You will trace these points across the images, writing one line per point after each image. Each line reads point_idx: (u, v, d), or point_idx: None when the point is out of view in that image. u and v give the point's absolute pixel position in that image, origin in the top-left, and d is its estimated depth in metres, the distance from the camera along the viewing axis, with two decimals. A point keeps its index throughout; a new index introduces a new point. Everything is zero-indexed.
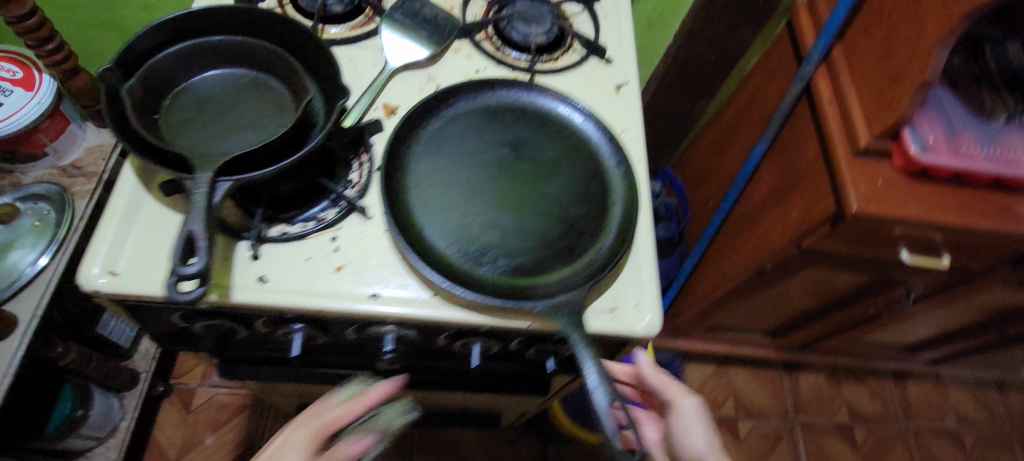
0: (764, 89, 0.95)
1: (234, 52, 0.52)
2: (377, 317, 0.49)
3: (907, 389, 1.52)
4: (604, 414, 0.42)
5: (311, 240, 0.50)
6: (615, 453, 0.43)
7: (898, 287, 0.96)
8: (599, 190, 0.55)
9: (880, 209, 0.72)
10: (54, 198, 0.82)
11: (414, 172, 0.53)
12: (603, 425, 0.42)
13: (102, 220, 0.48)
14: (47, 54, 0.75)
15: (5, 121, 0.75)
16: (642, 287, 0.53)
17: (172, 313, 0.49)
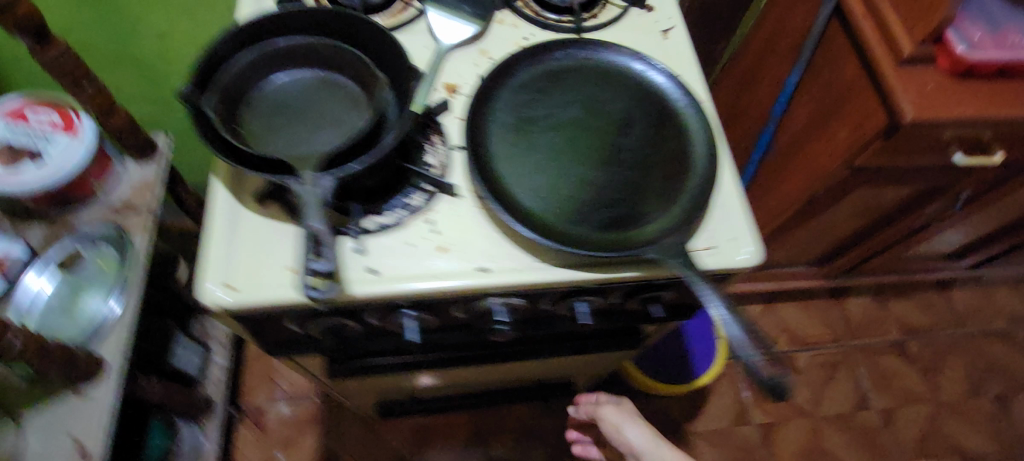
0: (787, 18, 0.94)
1: (299, 53, 0.52)
2: (489, 289, 0.50)
3: (952, 297, 1.54)
4: (741, 343, 0.43)
5: (409, 225, 0.51)
6: (759, 380, 0.44)
7: (948, 193, 0.97)
8: (675, 132, 0.55)
9: (935, 114, 0.72)
10: (113, 238, 0.82)
11: (495, 144, 0.54)
12: (742, 354, 0.43)
13: (207, 238, 0.49)
14: (84, 94, 0.75)
15: (57, 170, 0.76)
16: (735, 221, 0.54)
17: (289, 319, 0.50)
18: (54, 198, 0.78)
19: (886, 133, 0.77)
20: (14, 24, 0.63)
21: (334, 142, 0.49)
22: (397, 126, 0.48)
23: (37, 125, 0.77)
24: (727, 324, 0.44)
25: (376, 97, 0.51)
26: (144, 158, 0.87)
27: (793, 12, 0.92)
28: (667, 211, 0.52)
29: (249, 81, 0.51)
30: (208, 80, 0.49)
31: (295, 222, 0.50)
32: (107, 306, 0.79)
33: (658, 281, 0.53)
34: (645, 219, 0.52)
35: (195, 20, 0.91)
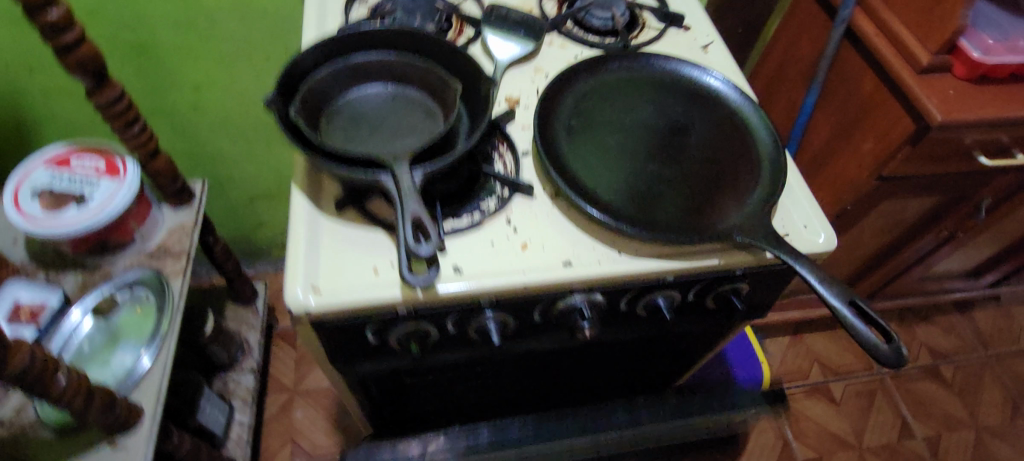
0: (795, 47, 0.99)
1: (375, 71, 0.55)
2: (576, 282, 0.49)
3: (974, 319, 1.54)
4: (843, 310, 0.43)
5: (488, 225, 0.51)
6: (871, 348, 0.42)
7: (971, 202, 1.00)
8: (737, 130, 0.57)
9: (960, 115, 0.75)
10: (151, 283, 0.80)
11: (565, 147, 0.55)
12: (847, 323, 0.43)
13: (289, 244, 0.48)
14: (132, 136, 0.76)
15: (99, 211, 0.74)
16: (806, 209, 0.55)
17: (368, 327, 0.49)
18: (93, 241, 0.77)
19: (914, 138, 0.80)
20: (77, 65, 0.65)
21: (415, 142, 0.49)
22: (477, 127, 0.50)
23: (81, 171, 0.78)
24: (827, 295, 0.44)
25: (450, 103, 0.52)
26: (179, 204, 0.87)
27: (801, 41, 0.98)
28: (743, 199, 0.52)
29: (328, 96, 0.53)
30: (291, 94, 0.51)
31: (376, 227, 0.50)
32: (139, 359, 0.75)
33: (735, 273, 0.53)
34: (723, 207, 0.52)
35: (232, 72, 0.94)
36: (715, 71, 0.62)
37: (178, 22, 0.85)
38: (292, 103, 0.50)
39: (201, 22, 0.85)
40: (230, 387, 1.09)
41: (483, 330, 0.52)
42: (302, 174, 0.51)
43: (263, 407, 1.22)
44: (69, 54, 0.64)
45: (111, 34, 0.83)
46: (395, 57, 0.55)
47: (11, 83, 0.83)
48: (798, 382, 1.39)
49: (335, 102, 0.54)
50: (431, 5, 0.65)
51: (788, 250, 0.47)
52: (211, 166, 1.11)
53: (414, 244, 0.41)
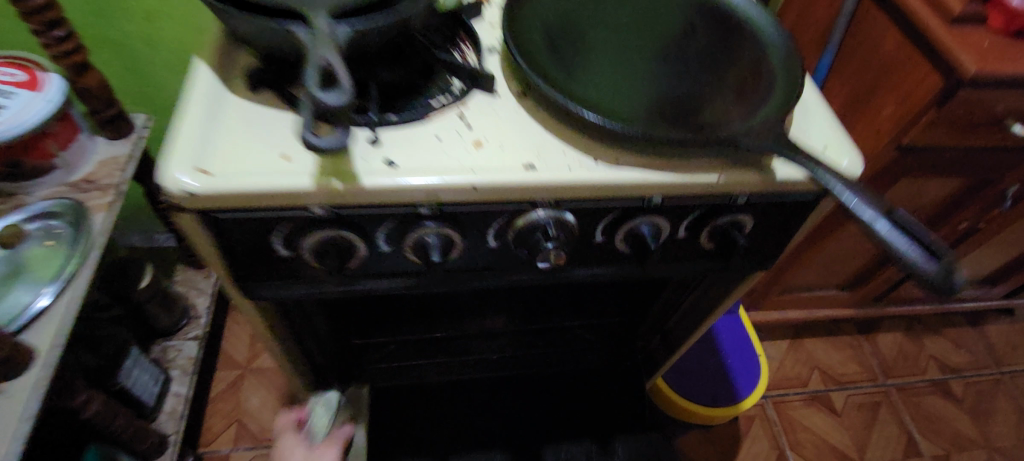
0: (807, 11, 0.91)
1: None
2: (541, 189, 0.39)
3: (987, 333, 1.44)
4: (880, 224, 0.34)
5: (436, 119, 0.41)
6: (918, 270, 0.33)
7: (997, 187, 0.90)
8: (745, 38, 0.48)
9: (997, 68, 0.66)
10: (67, 213, 0.71)
11: (540, 39, 0.46)
12: (887, 239, 0.34)
13: (178, 118, 0.38)
14: (56, 43, 0.67)
15: (8, 122, 0.64)
16: (825, 129, 0.45)
17: (274, 230, 0.39)
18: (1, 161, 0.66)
19: (943, 97, 0.71)
20: None
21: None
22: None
23: None
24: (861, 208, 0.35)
25: None
26: (116, 135, 0.77)
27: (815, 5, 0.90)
28: (752, 108, 0.43)
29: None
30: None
31: (298, 112, 0.40)
32: (37, 298, 0.63)
33: (738, 199, 0.43)
34: (727, 114, 0.42)
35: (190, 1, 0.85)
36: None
37: None
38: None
39: None
40: (169, 356, 0.98)
41: (423, 250, 0.41)
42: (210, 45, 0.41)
43: (209, 384, 1.10)
44: None
45: None
46: None
47: None
48: (797, 389, 1.28)
49: None
50: None
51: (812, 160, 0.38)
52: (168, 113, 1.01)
53: (316, 87, 0.31)
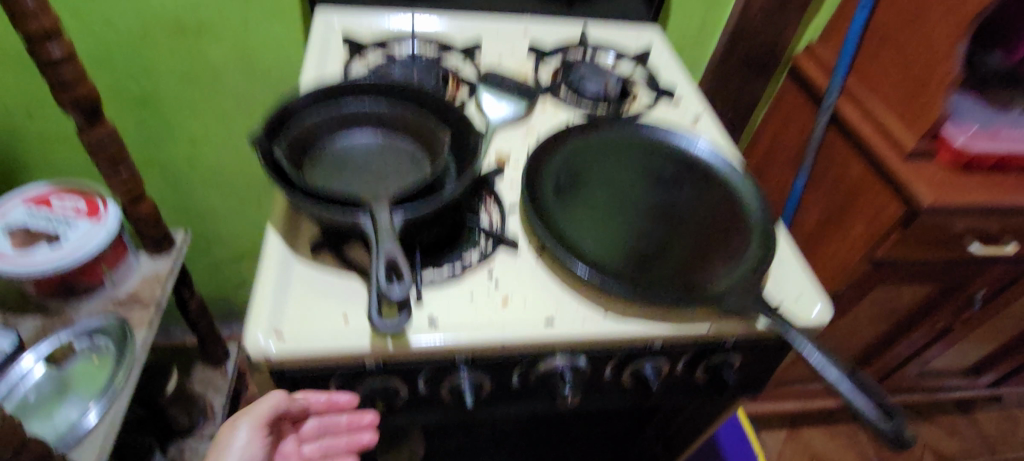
0: (781, 134, 1.03)
1: (364, 116, 0.54)
2: (558, 342, 0.46)
3: (978, 421, 1.48)
4: (843, 385, 0.41)
5: (469, 278, 0.49)
6: (882, 430, 0.40)
7: (963, 294, 0.98)
8: (726, 196, 0.57)
9: (950, 199, 0.76)
10: (113, 331, 0.76)
11: (551, 198, 0.54)
12: (856, 405, 0.40)
13: (256, 285, 0.45)
14: (119, 178, 0.74)
15: (72, 253, 0.72)
16: (798, 279, 0.53)
17: (334, 378, 0.45)
18: (59, 282, 0.74)
19: (905, 220, 0.80)
20: (70, 102, 0.65)
21: (393, 186, 0.49)
22: (461, 176, 0.49)
23: (60, 210, 0.75)
24: (826, 368, 0.42)
25: (437, 151, 0.52)
26: (158, 252, 0.84)
27: (788, 128, 1.01)
28: (735, 263, 0.51)
29: (315, 137, 0.53)
30: (274, 133, 0.50)
31: (353, 274, 0.47)
32: (85, 414, 0.69)
33: (727, 343, 0.50)
34: (713, 269, 0.50)
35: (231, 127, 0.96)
36: (703, 140, 0.63)
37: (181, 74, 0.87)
38: (274, 141, 0.49)
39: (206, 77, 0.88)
40: (186, 457, 1.00)
41: (457, 391, 0.48)
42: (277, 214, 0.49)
43: None
44: (64, 91, 0.64)
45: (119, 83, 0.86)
46: (387, 107, 0.55)
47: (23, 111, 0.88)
48: None
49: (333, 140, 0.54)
50: (429, 67, 0.69)
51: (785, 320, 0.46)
52: (198, 219, 1.10)
53: (386, 285, 0.38)
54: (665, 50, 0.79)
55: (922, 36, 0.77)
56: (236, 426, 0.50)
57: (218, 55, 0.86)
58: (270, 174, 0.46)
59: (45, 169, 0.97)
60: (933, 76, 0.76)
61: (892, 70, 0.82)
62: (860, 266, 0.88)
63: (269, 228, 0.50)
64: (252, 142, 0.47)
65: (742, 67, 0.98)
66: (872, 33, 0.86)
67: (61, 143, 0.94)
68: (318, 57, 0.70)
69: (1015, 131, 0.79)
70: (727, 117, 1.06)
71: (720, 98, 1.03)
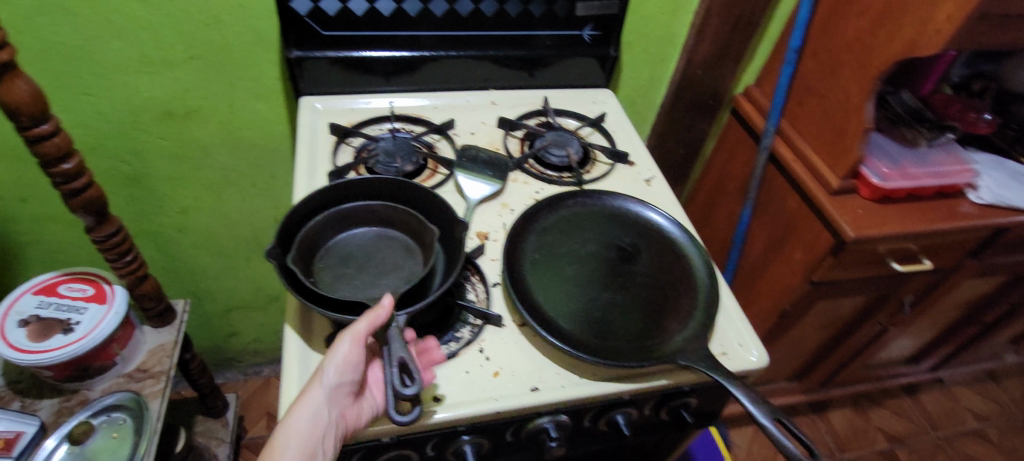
0: (728, 167, 1.14)
1: (360, 214, 0.63)
2: (542, 406, 0.55)
3: (922, 400, 1.63)
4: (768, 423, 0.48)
5: (463, 355, 0.57)
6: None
7: (894, 300, 1.11)
8: (676, 257, 0.66)
9: (871, 229, 0.87)
10: (129, 405, 0.82)
11: (526, 277, 0.62)
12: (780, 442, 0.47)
13: (283, 381, 0.53)
14: (123, 265, 0.79)
15: (84, 337, 0.77)
16: (740, 328, 0.63)
17: (354, 455, 0.53)
18: (74, 366, 0.79)
19: (835, 248, 0.92)
20: (81, 206, 0.70)
21: (394, 285, 0.57)
22: (450, 270, 0.57)
23: (69, 297, 0.81)
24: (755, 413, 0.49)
25: (427, 245, 0.60)
26: (161, 324, 0.89)
27: (733, 162, 1.12)
28: (685, 323, 0.60)
29: (319, 238, 0.61)
30: (285, 242, 0.58)
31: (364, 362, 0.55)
32: None
33: (684, 389, 0.60)
34: (668, 330, 0.59)
35: (220, 196, 1.01)
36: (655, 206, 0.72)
37: (172, 154, 0.92)
38: (286, 250, 0.57)
39: (194, 155, 0.93)
40: None
41: (460, 452, 0.57)
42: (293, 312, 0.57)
43: None
44: (75, 197, 0.69)
45: (109, 168, 0.91)
46: (378, 202, 0.63)
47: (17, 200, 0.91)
48: None
49: (334, 237, 0.62)
50: (409, 148, 0.76)
51: (722, 371, 0.53)
52: (190, 279, 1.14)
53: (399, 385, 0.46)
54: (619, 112, 0.91)
55: (839, 88, 0.89)
56: (337, 340, 0.50)
57: (208, 135, 0.91)
58: (288, 286, 0.53)
59: (39, 246, 1.00)
60: (850, 124, 0.87)
61: (817, 115, 0.94)
62: (802, 287, 1.00)
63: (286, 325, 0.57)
64: (267, 256, 0.53)
65: (689, 111, 1.08)
66: (799, 81, 0.97)
67: (55, 222, 0.97)
68: (307, 145, 0.77)
69: (921, 168, 0.91)
70: (679, 153, 1.16)
71: (672, 138, 1.13)
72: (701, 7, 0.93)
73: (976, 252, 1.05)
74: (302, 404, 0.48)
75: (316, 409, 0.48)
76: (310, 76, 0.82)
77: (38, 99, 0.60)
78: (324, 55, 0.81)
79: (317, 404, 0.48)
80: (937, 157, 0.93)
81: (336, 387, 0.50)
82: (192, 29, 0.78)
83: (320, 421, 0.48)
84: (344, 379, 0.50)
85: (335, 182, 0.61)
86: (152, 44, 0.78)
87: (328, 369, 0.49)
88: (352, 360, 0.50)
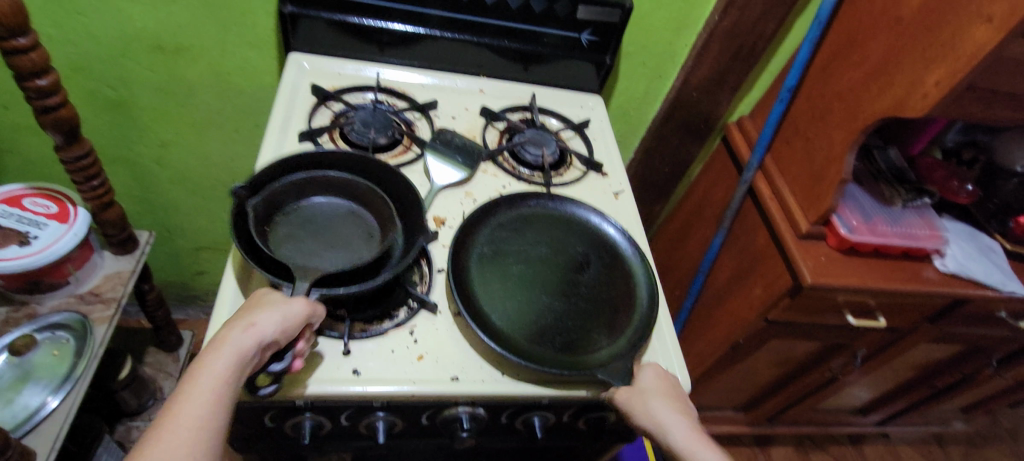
0: (710, 193, 1.14)
1: (340, 185, 0.63)
2: (459, 396, 0.56)
3: (864, 451, 1.65)
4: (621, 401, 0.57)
5: (392, 334, 0.58)
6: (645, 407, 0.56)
7: (847, 351, 1.12)
8: (624, 275, 0.67)
9: (829, 278, 0.88)
10: (75, 327, 0.83)
11: (471, 268, 0.63)
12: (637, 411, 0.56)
13: (208, 328, 0.54)
14: (90, 189, 0.80)
15: (39, 252, 0.78)
16: (670, 354, 0.63)
17: (266, 413, 0.54)
18: (26, 279, 0.80)
19: (792, 290, 0.92)
20: (51, 124, 0.70)
21: (336, 264, 0.57)
22: (399, 262, 0.57)
23: (31, 211, 0.81)
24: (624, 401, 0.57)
25: (388, 234, 0.60)
26: (122, 252, 0.90)
27: (715, 189, 1.13)
28: (616, 341, 0.61)
29: (292, 194, 0.62)
30: (260, 186, 0.59)
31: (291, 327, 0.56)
32: (46, 402, 0.76)
33: (605, 403, 0.61)
34: (598, 344, 0.60)
35: (201, 136, 1.01)
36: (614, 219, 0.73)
37: (158, 86, 0.92)
38: (256, 193, 0.58)
39: (180, 92, 0.93)
40: (132, 436, 1.07)
41: (372, 427, 0.58)
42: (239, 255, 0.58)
43: None
44: (46, 114, 0.70)
45: (93, 90, 0.91)
46: (359, 177, 0.63)
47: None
48: None
49: (305, 198, 0.63)
50: (386, 122, 0.76)
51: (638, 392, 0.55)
52: (161, 213, 1.15)
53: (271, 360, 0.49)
54: (604, 121, 0.92)
55: (824, 135, 0.89)
56: (289, 298, 0.49)
57: (196, 74, 0.91)
58: (233, 230, 0.54)
59: (16, 155, 1.00)
60: (828, 172, 0.88)
61: (800, 157, 0.94)
62: (756, 323, 1.01)
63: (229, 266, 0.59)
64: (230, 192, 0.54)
65: (680, 131, 1.08)
66: (789, 121, 0.97)
67: (34, 134, 0.97)
68: (286, 101, 0.77)
69: (891, 227, 0.91)
70: (664, 171, 1.16)
71: (659, 155, 1.13)
72: (706, 30, 0.93)
73: (934, 318, 1.06)
74: (235, 345, 0.45)
75: (246, 355, 0.46)
76: (303, 33, 0.82)
77: (19, 12, 0.61)
78: (319, 15, 0.81)
79: (249, 352, 0.46)
80: (910, 218, 0.93)
81: (274, 341, 0.47)
82: None
83: (237, 370, 0.45)
84: (277, 339, 0.48)
85: (330, 149, 0.63)
86: None
87: (272, 321, 0.47)
88: (292, 326, 0.48)
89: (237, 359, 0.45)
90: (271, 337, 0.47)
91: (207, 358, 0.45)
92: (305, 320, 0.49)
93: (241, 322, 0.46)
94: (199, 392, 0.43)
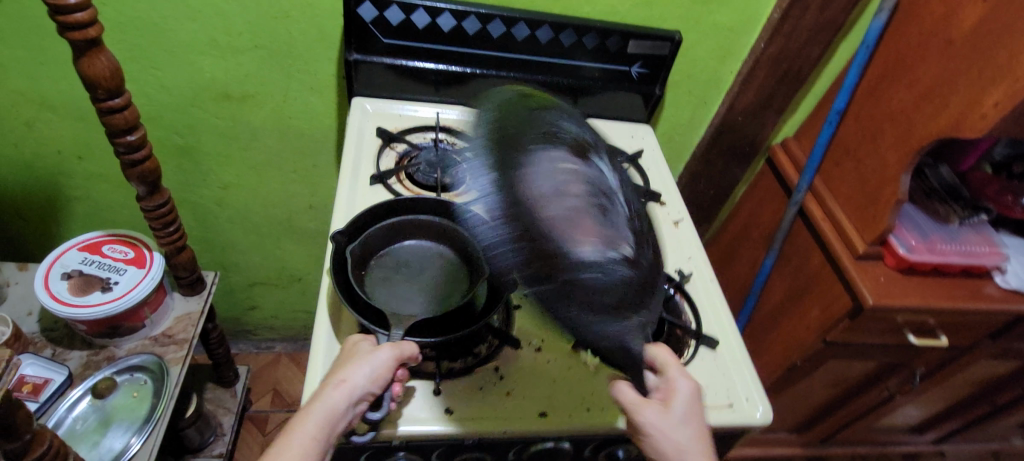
0: (756, 213, 1.15)
1: (430, 230, 0.66)
2: (547, 432, 0.57)
3: None
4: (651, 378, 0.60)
5: (479, 372, 0.59)
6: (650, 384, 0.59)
7: (905, 368, 1.11)
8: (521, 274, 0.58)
9: (890, 299, 0.88)
10: (152, 368, 0.86)
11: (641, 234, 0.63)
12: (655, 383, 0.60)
13: (307, 369, 0.56)
14: (166, 235, 0.83)
15: (121, 298, 0.81)
16: (749, 383, 0.64)
17: (364, 453, 0.55)
18: (107, 324, 0.83)
19: (852, 313, 0.92)
20: (137, 176, 0.74)
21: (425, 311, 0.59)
22: (486, 312, 0.59)
23: (110, 258, 0.85)
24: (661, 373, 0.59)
25: (475, 282, 0.62)
26: (190, 292, 0.93)
27: (762, 210, 1.13)
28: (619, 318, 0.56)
29: (386, 239, 0.65)
30: (357, 231, 0.63)
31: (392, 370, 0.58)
32: (130, 444, 0.80)
33: None
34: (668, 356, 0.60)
35: (261, 177, 1.05)
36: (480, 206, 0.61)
37: (224, 133, 0.96)
38: (354, 238, 0.62)
39: (244, 137, 0.97)
40: None
41: None
42: (334, 296, 0.61)
43: None
44: (133, 167, 0.73)
45: (163, 138, 0.95)
46: (448, 223, 0.66)
47: (76, 157, 0.97)
48: None
49: (398, 240, 0.66)
50: (450, 162, 0.79)
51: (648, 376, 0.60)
52: (220, 252, 1.18)
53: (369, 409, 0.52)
54: (656, 150, 0.94)
55: (877, 156, 0.90)
56: (377, 348, 0.50)
57: (259, 120, 0.95)
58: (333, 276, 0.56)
59: (87, 202, 1.05)
60: (883, 192, 0.88)
61: (852, 178, 0.95)
62: (814, 344, 1.00)
63: (323, 302, 0.61)
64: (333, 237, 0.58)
65: (725, 155, 1.10)
66: (838, 142, 0.98)
67: (103, 181, 1.01)
68: (354, 145, 0.80)
69: (949, 245, 0.91)
70: (708, 194, 1.17)
71: (704, 178, 1.15)
72: (752, 58, 0.95)
73: (995, 334, 1.04)
74: (331, 399, 0.47)
75: (343, 410, 0.47)
76: (364, 78, 0.86)
77: (117, 75, 0.65)
78: (380, 61, 0.84)
79: (345, 404, 0.48)
80: (967, 235, 0.93)
81: (366, 393, 0.49)
82: (261, 22, 0.82)
83: (334, 423, 0.47)
84: (369, 389, 0.49)
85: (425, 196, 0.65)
86: (221, 30, 0.82)
87: (363, 373, 0.49)
88: (383, 376, 0.50)
89: (333, 415, 0.47)
90: (363, 390, 0.49)
91: (303, 417, 0.46)
92: (394, 367, 0.50)
93: (333, 379, 0.48)
94: (302, 452, 0.45)
